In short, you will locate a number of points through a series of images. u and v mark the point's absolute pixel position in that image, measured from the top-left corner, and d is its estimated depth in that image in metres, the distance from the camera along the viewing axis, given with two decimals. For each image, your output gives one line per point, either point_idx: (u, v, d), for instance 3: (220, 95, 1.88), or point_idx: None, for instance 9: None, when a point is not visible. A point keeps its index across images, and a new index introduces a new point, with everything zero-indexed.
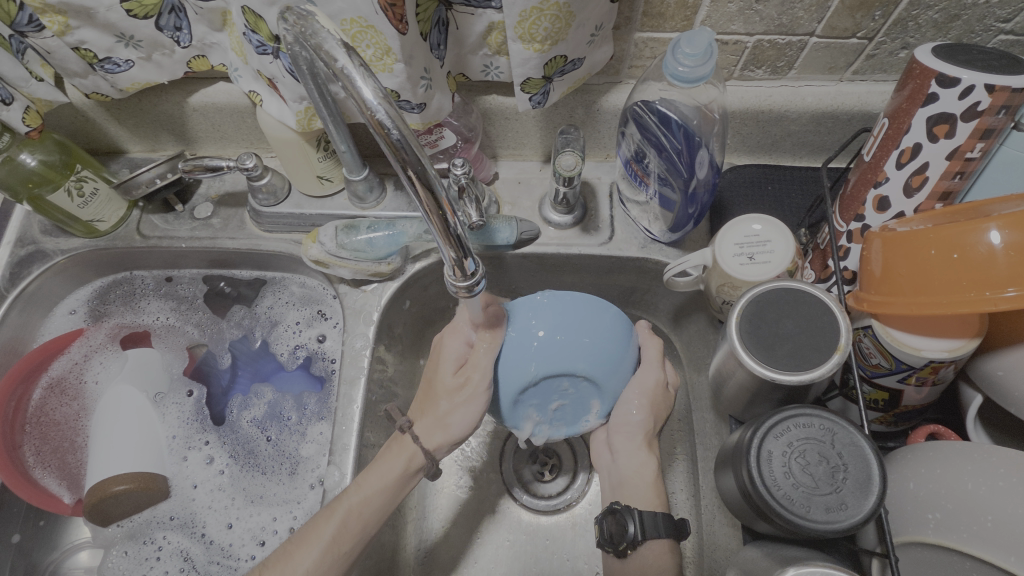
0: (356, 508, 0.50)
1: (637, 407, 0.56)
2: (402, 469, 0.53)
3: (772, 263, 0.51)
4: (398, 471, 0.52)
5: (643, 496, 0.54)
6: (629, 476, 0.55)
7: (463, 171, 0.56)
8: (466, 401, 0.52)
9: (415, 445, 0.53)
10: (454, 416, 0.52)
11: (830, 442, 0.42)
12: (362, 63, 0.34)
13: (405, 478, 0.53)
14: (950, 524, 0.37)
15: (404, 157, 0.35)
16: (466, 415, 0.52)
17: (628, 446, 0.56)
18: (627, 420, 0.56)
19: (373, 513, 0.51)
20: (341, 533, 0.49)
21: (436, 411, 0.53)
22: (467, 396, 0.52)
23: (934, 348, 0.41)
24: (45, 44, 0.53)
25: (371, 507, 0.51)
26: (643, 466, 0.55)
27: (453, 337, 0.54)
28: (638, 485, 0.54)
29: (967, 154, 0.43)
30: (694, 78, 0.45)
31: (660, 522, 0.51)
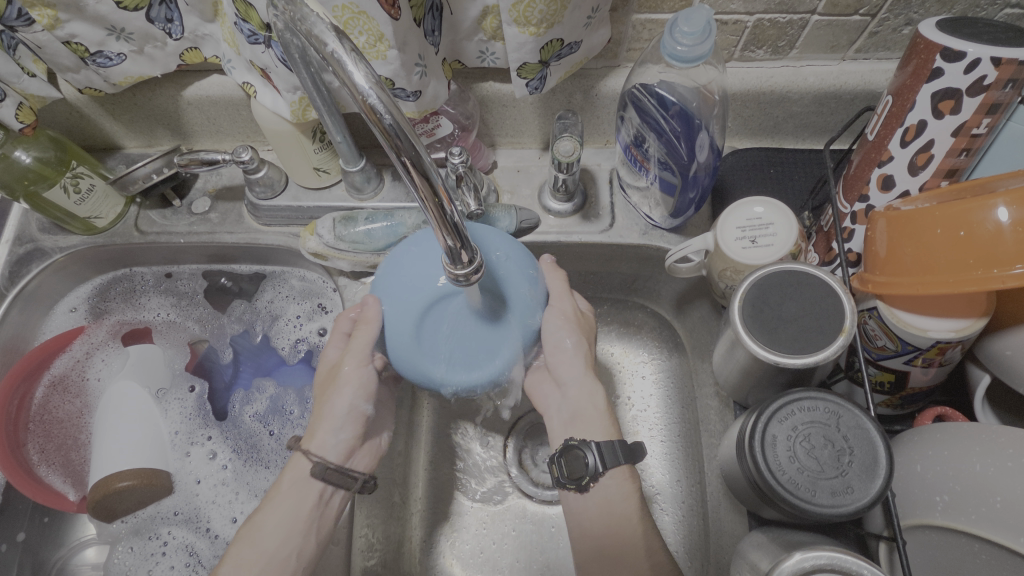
0: (251, 537, 0.49)
1: (573, 340, 0.54)
2: (292, 486, 0.51)
3: (775, 246, 0.50)
4: (287, 487, 0.51)
5: (600, 428, 0.54)
6: (582, 409, 0.55)
7: (461, 160, 0.55)
8: (341, 386, 0.53)
9: (300, 454, 0.52)
10: (330, 406, 0.53)
11: (835, 426, 0.41)
12: (352, 47, 0.33)
13: (301, 490, 0.51)
14: (957, 506, 0.37)
15: (397, 143, 0.34)
16: (344, 398, 0.53)
17: (573, 376, 0.55)
18: (565, 354, 0.54)
19: (278, 534, 0.49)
20: (243, 562, 0.48)
21: (316, 415, 0.53)
22: (340, 383, 0.53)
23: (941, 329, 0.41)
24: (35, 39, 0.52)
25: (268, 533, 0.49)
26: (594, 395, 0.55)
27: (330, 346, 0.56)
28: (592, 417, 0.54)
29: (974, 130, 0.42)
30: (692, 58, 0.44)
31: (618, 449, 0.52)
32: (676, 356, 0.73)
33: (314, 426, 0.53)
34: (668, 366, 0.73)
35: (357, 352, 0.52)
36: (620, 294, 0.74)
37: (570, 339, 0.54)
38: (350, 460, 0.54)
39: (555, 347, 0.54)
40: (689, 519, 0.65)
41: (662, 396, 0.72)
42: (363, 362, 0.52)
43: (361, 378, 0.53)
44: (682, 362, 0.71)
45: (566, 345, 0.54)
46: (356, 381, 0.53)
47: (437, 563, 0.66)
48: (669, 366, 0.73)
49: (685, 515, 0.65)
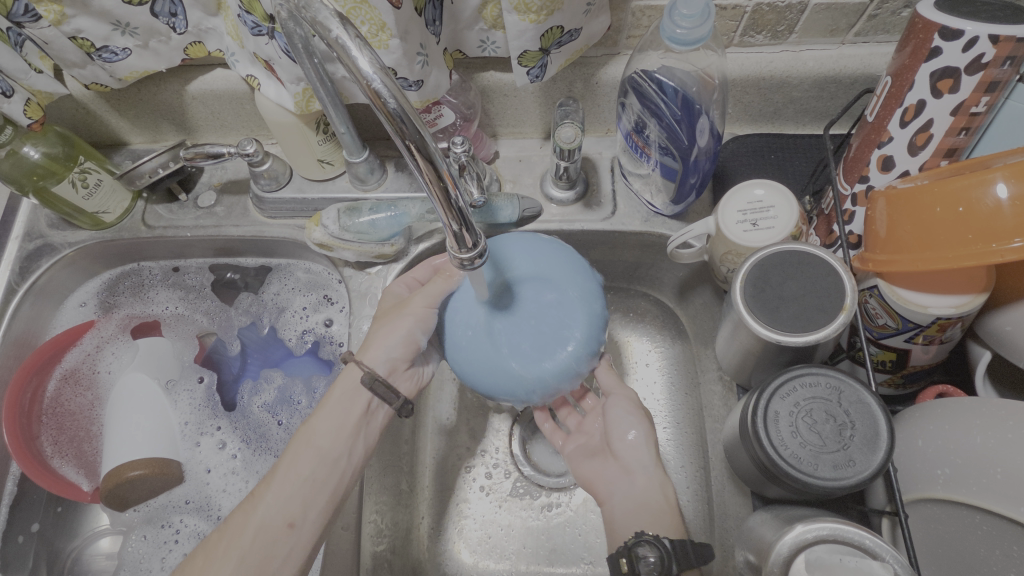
0: (306, 437, 0.52)
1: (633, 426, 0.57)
2: (343, 395, 0.54)
3: (776, 228, 0.50)
4: (337, 396, 0.53)
5: (669, 523, 0.51)
6: (647, 501, 0.53)
7: (463, 149, 0.56)
8: (404, 314, 0.54)
9: (353, 365, 0.55)
10: (387, 328, 0.55)
11: (836, 401, 0.42)
12: (356, 33, 0.34)
13: (350, 399, 0.53)
14: (959, 479, 0.37)
15: (403, 128, 0.35)
16: (404, 326, 0.54)
17: (642, 464, 0.55)
18: (633, 445, 0.56)
19: (331, 436, 0.52)
20: (297, 463, 0.51)
21: (375, 332, 0.55)
22: (403, 311, 0.55)
23: (941, 305, 0.41)
24: (42, 35, 0.53)
25: (321, 435, 0.52)
26: (659, 486, 0.53)
27: (398, 284, 0.59)
28: (661, 510, 0.52)
29: (973, 109, 0.42)
30: (691, 40, 0.45)
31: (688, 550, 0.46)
32: (680, 343, 0.73)
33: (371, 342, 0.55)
34: (672, 353, 0.73)
35: (430, 291, 0.54)
36: (623, 282, 0.75)
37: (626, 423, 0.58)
38: (393, 378, 0.56)
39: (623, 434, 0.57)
40: (693, 503, 0.65)
41: (666, 383, 0.72)
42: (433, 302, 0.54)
43: (426, 316, 0.54)
44: (685, 349, 0.72)
45: (628, 436, 0.57)
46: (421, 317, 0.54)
47: (446, 550, 0.67)
48: (673, 353, 0.73)
49: (689, 499, 0.66)
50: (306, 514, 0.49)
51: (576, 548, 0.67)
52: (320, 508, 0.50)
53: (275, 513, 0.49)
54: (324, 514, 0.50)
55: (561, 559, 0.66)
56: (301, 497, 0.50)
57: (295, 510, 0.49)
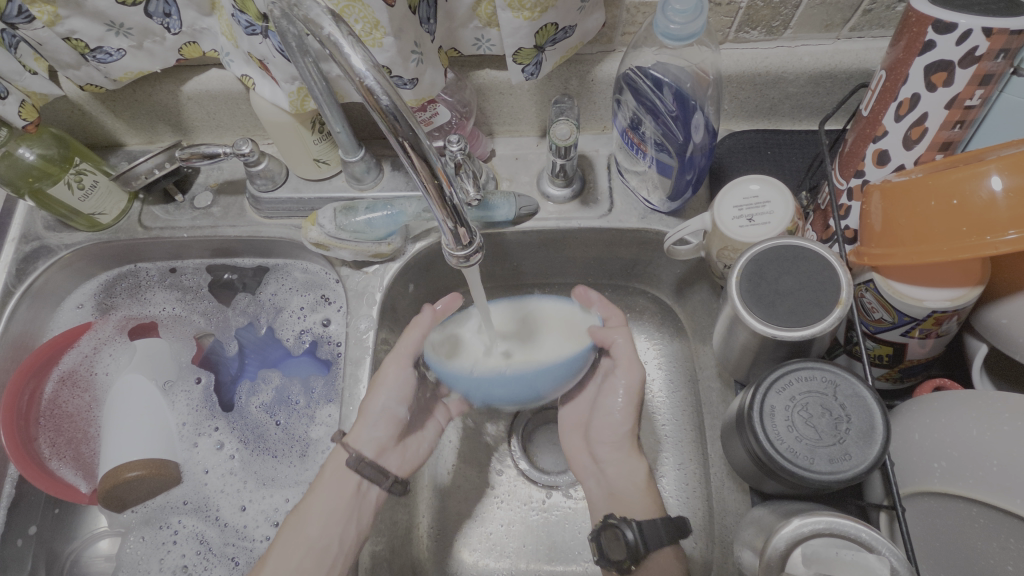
0: (298, 520, 0.55)
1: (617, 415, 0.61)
2: (334, 475, 0.57)
3: (772, 223, 0.50)
4: (328, 476, 0.57)
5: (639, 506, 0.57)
6: (621, 487, 0.59)
7: (458, 148, 0.54)
8: (378, 390, 0.59)
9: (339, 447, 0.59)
10: (367, 407, 0.59)
11: (833, 394, 0.42)
12: (349, 31, 0.34)
13: (341, 479, 0.57)
14: (956, 472, 0.37)
15: (396, 126, 0.35)
16: (379, 401, 0.59)
17: (615, 455, 0.61)
18: (609, 429, 0.62)
19: (319, 521, 0.55)
20: (289, 547, 0.54)
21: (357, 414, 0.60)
22: (378, 384, 0.60)
23: (936, 298, 0.41)
24: (36, 36, 0.53)
25: (312, 518, 0.55)
26: (632, 473, 0.59)
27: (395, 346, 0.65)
28: (633, 494, 0.58)
29: (967, 102, 0.42)
30: (685, 35, 0.45)
31: (657, 530, 0.54)
32: (678, 340, 0.73)
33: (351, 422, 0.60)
34: (670, 350, 0.73)
35: (397, 357, 0.60)
36: (620, 280, 0.75)
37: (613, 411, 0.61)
38: (383, 456, 0.60)
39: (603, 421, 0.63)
40: (692, 500, 0.65)
41: (664, 380, 0.72)
42: (402, 367, 0.60)
43: (398, 381, 0.60)
44: (683, 345, 0.72)
45: (610, 425, 0.61)
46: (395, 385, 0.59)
47: (445, 549, 0.67)
48: (671, 350, 0.73)
49: (688, 496, 0.66)
50: None
51: (576, 546, 0.67)
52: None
53: None
54: None
55: (560, 557, 0.66)
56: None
57: None
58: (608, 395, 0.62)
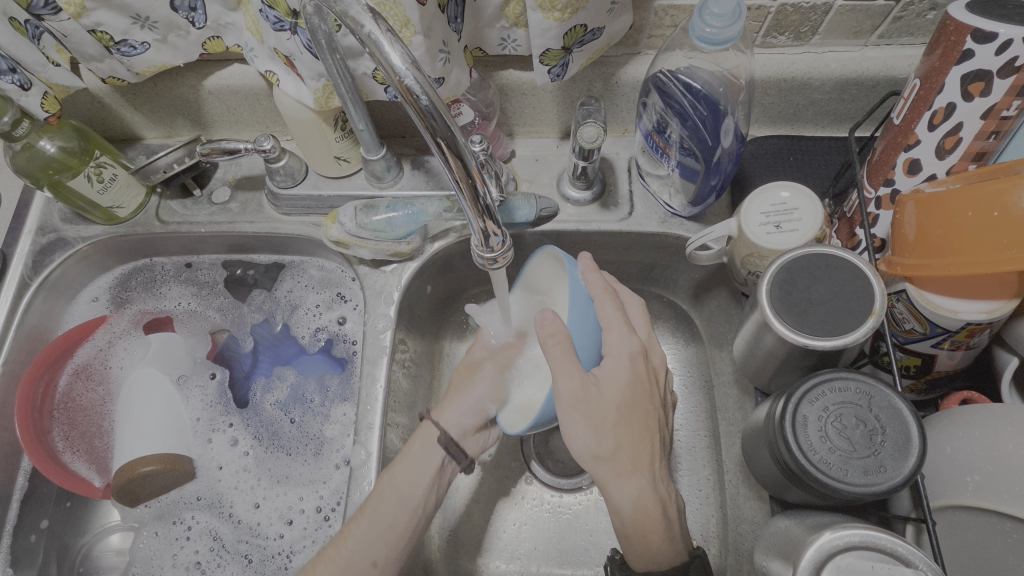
0: (389, 480, 0.55)
1: (579, 445, 0.52)
2: (422, 448, 0.58)
3: (800, 231, 0.50)
4: (418, 447, 0.58)
5: (635, 543, 0.52)
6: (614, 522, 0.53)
7: (481, 148, 0.55)
8: (475, 381, 0.60)
9: (430, 424, 0.59)
10: (463, 393, 0.61)
11: (866, 406, 0.41)
12: (388, 27, 0.34)
13: (428, 452, 0.57)
14: (989, 486, 0.37)
15: (434, 125, 0.35)
16: (475, 392, 0.60)
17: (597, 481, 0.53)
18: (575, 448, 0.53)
19: (409, 487, 0.55)
20: (380, 507, 0.54)
21: (451, 396, 0.61)
22: (473, 377, 0.61)
23: (971, 311, 0.41)
24: (61, 27, 0.52)
25: (400, 480, 0.55)
26: (614, 501, 0.52)
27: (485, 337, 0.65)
28: (628, 531, 0.52)
29: (1004, 113, 0.41)
30: (721, 40, 0.44)
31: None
32: (694, 346, 0.72)
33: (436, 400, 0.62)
34: (685, 355, 0.73)
35: (499, 360, 0.62)
36: (636, 284, 0.74)
37: (573, 439, 0.52)
38: (464, 441, 0.60)
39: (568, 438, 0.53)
40: (706, 507, 0.65)
41: (678, 385, 0.72)
42: (501, 368, 0.61)
43: (493, 380, 0.60)
44: (698, 351, 0.72)
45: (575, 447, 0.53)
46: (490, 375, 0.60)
47: (458, 551, 0.67)
48: (686, 355, 0.73)
49: (701, 503, 0.65)
50: (388, 554, 0.52)
51: (588, 551, 0.66)
52: (399, 549, 0.53)
53: (358, 554, 0.52)
54: (396, 563, 0.53)
55: (572, 561, 0.66)
56: (384, 540, 0.53)
57: (378, 552, 0.52)
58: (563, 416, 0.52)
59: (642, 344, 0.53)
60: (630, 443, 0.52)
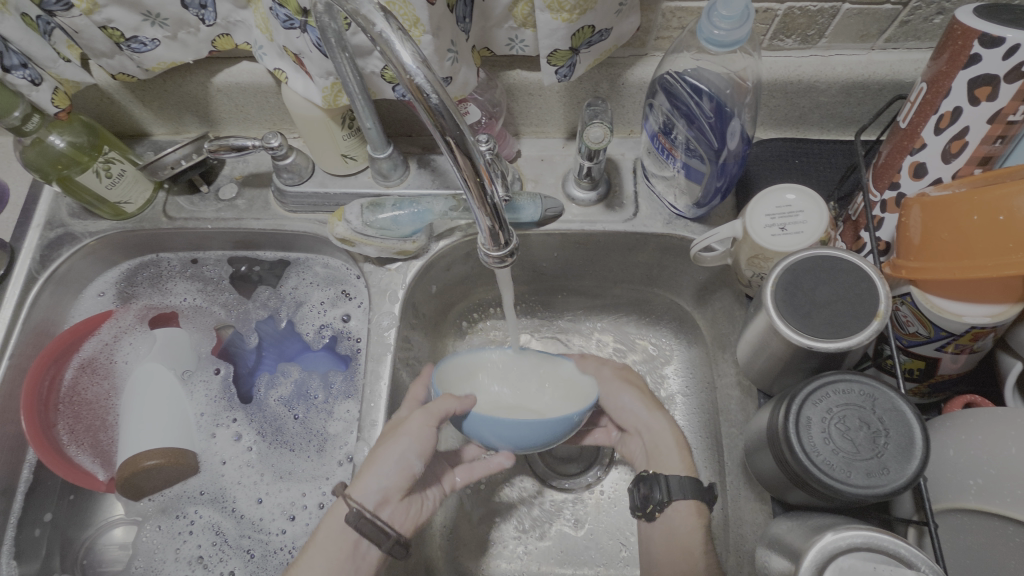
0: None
1: (633, 401, 0.64)
2: (328, 537, 0.53)
3: (805, 233, 0.50)
4: (322, 538, 0.53)
5: (676, 459, 0.60)
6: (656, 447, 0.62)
7: (488, 147, 0.55)
8: (399, 437, 0.54)
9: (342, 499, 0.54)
10: (382, 455, 0.54)
11: (870, 408, 0.41)
12: (399, 26, 0.34)
13: (339, 537, 0.53)
14: (992, 490, 0.37)
15: (443, 124, 0.35)
16: (397, 450, 0.54)
17: (641, 420, 0.63)
18: (623, 409, 0.64)
19: None
20: None
21: (367, 462, 0.55)
22: (397, 435, 0.55)
23: (976, 314, 0.41)
24: (73, 23, 0.53)
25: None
26: (660, 426, 0.62)
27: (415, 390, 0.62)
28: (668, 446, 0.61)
29: (1010, 117, 0.41)
30: (729, 42, 0.45)
31: (685, 486, 0.57)
32: (696, 347, 0.73)
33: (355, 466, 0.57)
34: (688, 357, 0.73)
35: (432, 413, 0.55)
36: (641, 285, 0.74)
37: (626, 397, 0.64)
38: (385, 511, 0.54)
39: (617, 406, 0.64)
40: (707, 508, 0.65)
41: (681, 387, 0.72)
42: (430, 421, 0.55)
43: (421, 436, 0.55)
44: (701, 352, 0.72)
45: (622, 402, 0.64)
46: (415, 429, 0.55)
47: (459, 550, 0.67)
48: (689, 357, 0.73)
49: None
50: None
51: (589, 551, 0.66)
52: None
53: None
54: None
55: (573, 561, 0.66)
56: None
57: None
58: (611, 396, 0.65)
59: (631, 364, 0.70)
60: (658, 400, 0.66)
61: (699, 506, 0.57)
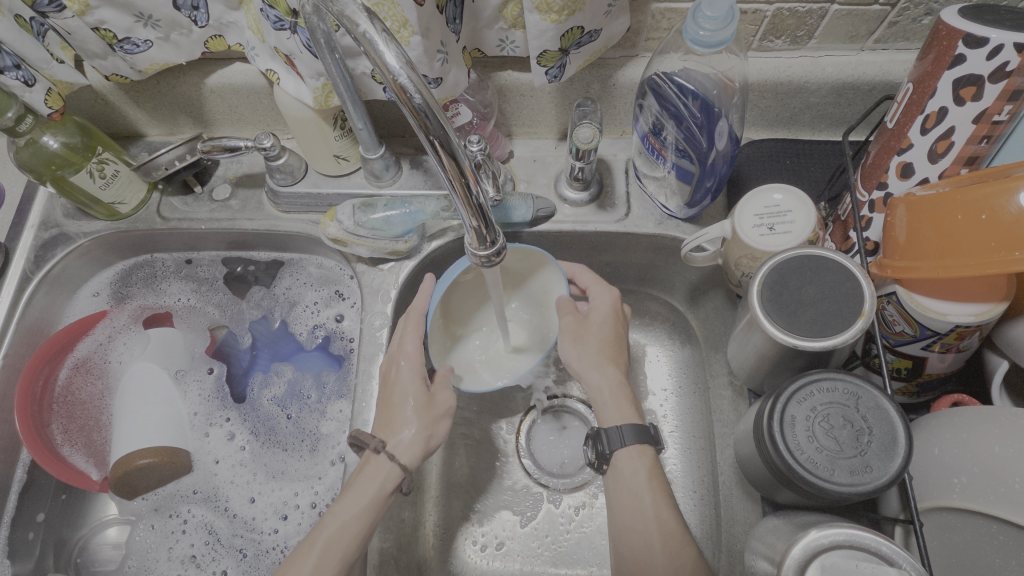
0: (334, 536, 0.50)
1: (581, 355, 0.60)
2: (373, 494, 0.52)
3: (793, 233, 0.50)
4: (368, 494, 0.52)
5: (623, 411, 0.58)
6: (598, 395, 0.59)
7: (479, 148, 0.55)
8: (444, 417, 0.56)
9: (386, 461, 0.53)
10: (427, 429, 0.55)
11: (854, 406, 0.41)
12: (383, 27, 0.34)
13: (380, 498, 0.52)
14: (976, 489, 0.37)
15: (427, 123, 0.35)
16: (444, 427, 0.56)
17: (594, 369, 0.59)
18: (586, 364, 0.60)
19: (354, 539, 0.50)
20: (325, 561, 0.49)
21: (404, 426, 0.55)
22: (439, 413, 0.56)
23: (960, 313, 0.41)
24: (65, 25, 0.53)
25: (348, 530, 0.50)
26: (605, 378, 0.59)
27: (406, 339, 0.58)
28: (617, 395, 0.58)
29: (995, 117, 0.42)
30: (715, 42, 0.45)
31: (626, 435, 0.55)
32: (689, 346, 0.73)
33: (397, 428, 0.55)
34: (681, 356, 0.73)
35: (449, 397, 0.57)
36: (634, 285, 0.74)
37: (575, 351, 0.60)
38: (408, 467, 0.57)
39: (570, 361, 0.61)
40: (700, 507, 0.65)
41: (674, 386, 0.72)
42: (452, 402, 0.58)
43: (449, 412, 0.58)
44: (694, 352, 0.72)
45: (575, 358, 0.60)
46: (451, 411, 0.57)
47: (451, 549, 0.67)
48: (682, 356, 0.73)
49: (696, 503, 0.66)
50: None
51: (581, 549, 0.67)
52: None
53: None
54: None
55: (565, 561, 0.66)
56: None
57: None
58: (572, 345, 0.60)
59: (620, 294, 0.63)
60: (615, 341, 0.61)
61: (642, 448, 0.55)
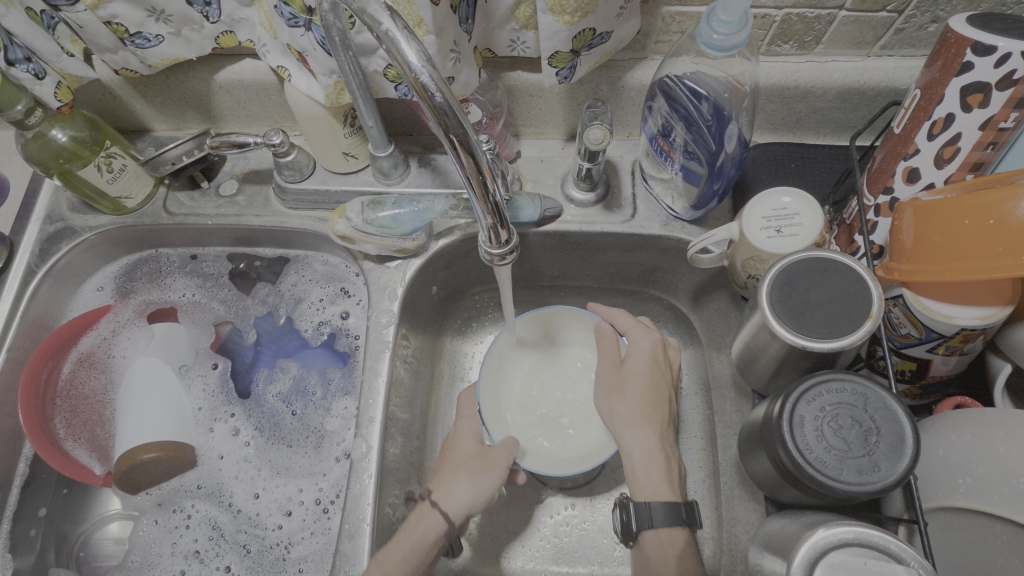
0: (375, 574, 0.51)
1: (620, 408, 0.58)
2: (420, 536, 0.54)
3: (800, 236, 0.51)
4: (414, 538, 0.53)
5: (654, 482, 0.54)
6: (641, 464, 0.55)
7: (489, 147, 0.56)
8: (494, 471, 0.57)
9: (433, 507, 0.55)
10: (477, 479, 0.57)
11: (862, 407, 0.42)
12: (405, 25, 0.34)
13: (424, 542, 0.53)
14: (980, 489, 0.38)
15: (447, 122, 0.36)
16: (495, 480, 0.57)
17: (627, 423, 0.57)
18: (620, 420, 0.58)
19: None
20: None
21: (454, 475, 0.57)
22: (490, 463, 0.58)
23: (966, 316, 0.42)
24: (78, 18, 0.53)
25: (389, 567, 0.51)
26: (641, 442, 0.56)
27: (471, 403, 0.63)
28: (655, 461, 0.55)
29: (1001, 124, 0.42)
30: (728, 46, 0.45)
31: (658, 516, 0.53)
32: (692, 347, 0.73)
33: (448, 480, 0.57)
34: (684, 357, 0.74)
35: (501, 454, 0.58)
36: (638, 286, 0.75)
37: (612, 402, 0.59)
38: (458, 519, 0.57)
39: (607, 411, 0.59)
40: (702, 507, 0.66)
41: None
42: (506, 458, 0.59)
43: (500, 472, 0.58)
44: (697, 353, 0.73)
45: (610, 407, 0.59)
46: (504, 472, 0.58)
47: None
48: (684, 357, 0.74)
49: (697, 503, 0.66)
50: None
51: (583, 549, 0.67)
52: None
53: None
54: None
55: (567, 560, 0.66)
56: None
57: None
58: (613, 395, 0.59)
59: (661, 337, 0.62)
60: (655, 397, 0.58)
61: (672, 531, 0.53)
